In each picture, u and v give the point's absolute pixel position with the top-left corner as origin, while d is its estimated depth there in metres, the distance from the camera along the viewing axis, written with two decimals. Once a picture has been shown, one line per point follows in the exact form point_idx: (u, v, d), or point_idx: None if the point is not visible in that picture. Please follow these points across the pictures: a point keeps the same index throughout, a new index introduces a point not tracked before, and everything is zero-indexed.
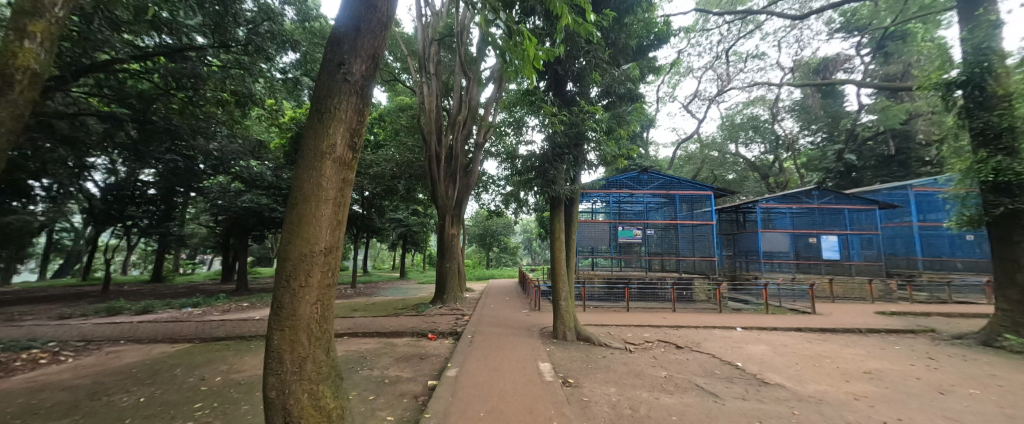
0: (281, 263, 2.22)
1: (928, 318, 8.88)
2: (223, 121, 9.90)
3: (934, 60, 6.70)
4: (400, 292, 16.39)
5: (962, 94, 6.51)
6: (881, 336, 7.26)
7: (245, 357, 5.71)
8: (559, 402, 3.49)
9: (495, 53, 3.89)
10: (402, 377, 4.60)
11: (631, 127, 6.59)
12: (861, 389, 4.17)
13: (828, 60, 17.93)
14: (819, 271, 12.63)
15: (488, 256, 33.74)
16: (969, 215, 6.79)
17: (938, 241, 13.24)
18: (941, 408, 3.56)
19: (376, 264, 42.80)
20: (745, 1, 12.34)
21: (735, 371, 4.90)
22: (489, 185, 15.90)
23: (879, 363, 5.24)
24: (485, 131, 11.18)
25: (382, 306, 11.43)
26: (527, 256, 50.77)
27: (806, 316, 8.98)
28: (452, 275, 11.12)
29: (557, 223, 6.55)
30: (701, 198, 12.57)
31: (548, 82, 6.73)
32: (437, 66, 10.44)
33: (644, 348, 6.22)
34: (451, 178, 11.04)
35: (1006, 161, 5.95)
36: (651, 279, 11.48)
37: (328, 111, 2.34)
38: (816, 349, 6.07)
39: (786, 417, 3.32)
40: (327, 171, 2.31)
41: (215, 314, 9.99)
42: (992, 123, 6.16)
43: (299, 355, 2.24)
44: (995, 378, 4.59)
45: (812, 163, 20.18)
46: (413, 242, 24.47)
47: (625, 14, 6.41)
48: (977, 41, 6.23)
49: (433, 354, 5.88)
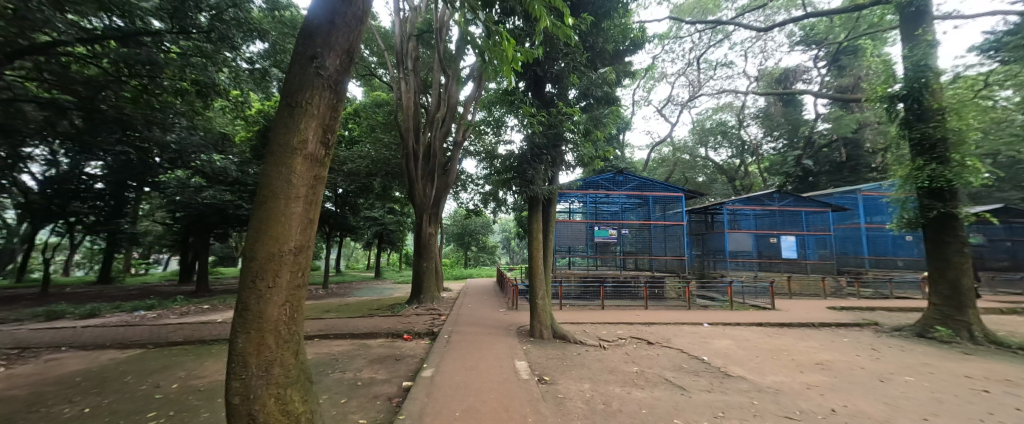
0: (247, 263, 2.14)
1: (873, 312, 9.66)
2: (183, 112, 9.33)
3: (880, 74, 7.31)
4: (374, 292, 16.01)
5: (903, 106, 7.10)
6: (833, 329, 7.81)
7: (205, 362, 5.40)
8: (534, 400, 3.53)
9: (474, 52, 3.90)
10: (376, 379, 4.50)
11: (607, 130, 6.75)
12: (812, 379, 4.49)
13: (789, 71, 19.10)
14: (779, 269, 13.42)
15: (466, 255, 33.51)
16: (908, 218, 7.41)
17: (882, 241, 14.41)
18: (882, 395, 3.90)
19: (349, 264, 41.54)
20: (715, 11, 12.96)
21: (701, 365, 5.14)
22: (467, 184, 15.81)
23: (830, 355, 5.65)
24: (465, 130, 11.03)
25: (356, 307, 11.13)
26: (506, 256, 50.78)
27: (766, 311, 9.54)
28: (430, 274, 10.97)
29: (535, 223, 6.61)
30: (673, 199, 13.04)
31: (528, 83, 6.74)
32: (415, 62, 10.23)
33: (617, 344, 6.41)
34: (429, 176, 10.84)
35: (939, 169, 6.56)
36: (626, 278, 11.79)
37: (299, 106, 2.28)
38: (774, 343, 6.48)
39: (745, 408, 3.53)
40: (298, 168, 2.25)
41: (171, 317, 9.38)
42: (927, 134, 6.76)
43: (265, 359, 2.16)
44: (927, 367, 5.08)
45: (774, 168, 21.44)
46: (389, 240, 23.93)
47: (603, 18, 6.54)
48: (916, 59, 6.82)
49: (408, 355, 5.79)
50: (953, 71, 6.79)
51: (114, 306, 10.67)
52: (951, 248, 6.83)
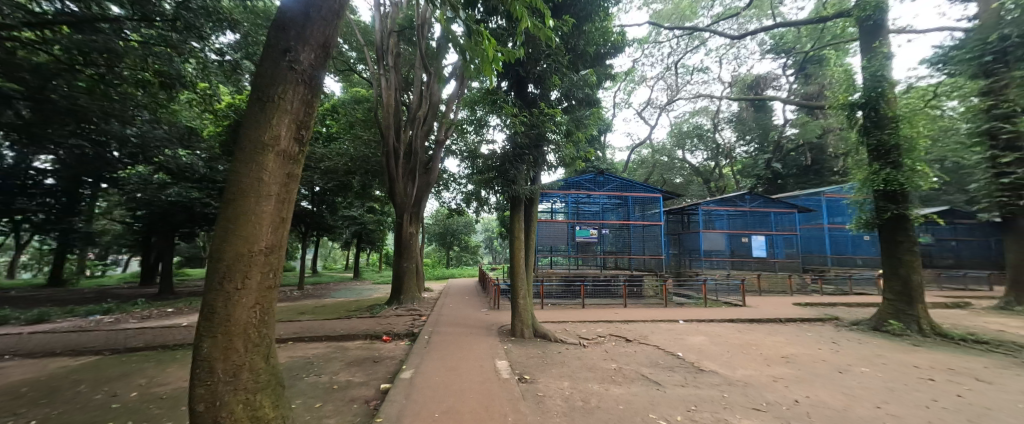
0: (213, 264, 2.06)
1: (835, 308, 10.24)
2: (145, 104, 8.76)
3: (842, 83, 7.75)
4: (353, 293, 15.63)
5: (861, 114, 7.54)
6: (798, 325, 8.22)
7: (168, 368, 5.12)
8: (515, 399, 3.55)
9: (455, 51, 3.87)
10: (353, 382, 4.40)
11: (589, 131, 6.83)
12: (779, 371, 4.70)
13: (760, 78, 19.97)
14: (750, 267, 14.01)
15: (448, 255, 33.26)
16: (866, 219, 7.88)
17: (843, 240, 15.31)
18: (841, 385, 4.14)
19: (326, 264, 40.37)
20: (692, 18, 13.38)
21: (676, 361, 5.30)
22: (449, 183, 15.69)
23: (796, 349, 5.95)
24: (447, 129, 10.94)
25: (333, 308, 10.84)
26: (488, 256, 50.63)
27: (737, 308, 9.95)
28: (411, 274, 10.81)
29: (516, 223, 6.63)
30: (651, 200, 13.37)
31: (510, 83, 6.74)
32: (396, 59, 10.05)
33: (596, 342, 6.52)
34: (410, 175, 10.67)
35: (893, 173, 7.00)
36: (606, 277, 12.01)
37: (271, 101, 2.21)
38: (745, 338, 6.77)
39: (716, 400, 3.67)
40: (269, 165, 2.19)
41: (131, 322, 8.83)
42: (883, 140, 7.21)
43: (234, 364, 2.10)
44: (881, 358, 5.43)
45: (746, 170, 22.37)
46: (368, 240, 23.42)
47: (584, 21, 6.64)
48: (874, 69, 7.26)
49: (386, 357, 5.69)
50: (906, 82, 7.28)
51: (67, 310, 9.95)
52: (902, 248, 7.34)
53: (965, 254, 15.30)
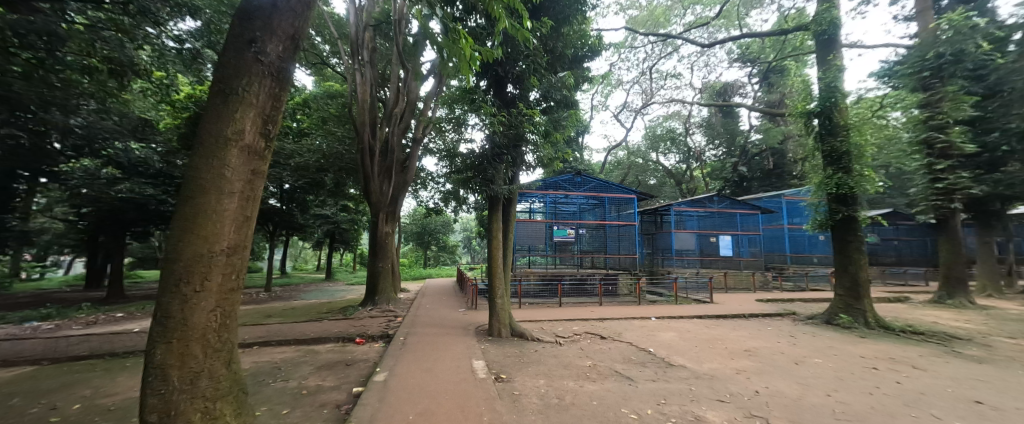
0: (169, 265, 1.97)
1: (793, 303, 10.90)
2: (92, 93, 8.01)
3: (800, 92, 8.25)
4: (325, 294, 15.10)
5: (817, 122, 8.08)
6: (761, 320, 8.69)
7: (117, 377, 4.76)
8: (490, 398, 3.55)
9: (433, 48, 3.82)
10: (324, 386, 4.26)
11: (566, 132, 6.91)
12: (742, 364, 4.96)
13: (728, 85, 20.94)
14: (717, 266, 14.68)
15: (426, 255, 32.76)
16: (820, 220, 8.40)
17: (801, 240, 16.33)
18: (796, 376, 4.42)
19: (296, 264, 38.72)
20: (666, 25, 13.88)
21: (648, 356, 5.47)
22: (427, 182, 15.44)
23: (757, 342, 6.28)
24: (425, 127, 10.77)
25: (303, 310, 10.42)
26: (467, 255, 50.28)
27: (706, 305, 10.40)
28: (386, 275, 10.58)
29: (494, 222, 6.62)
30: (626, 201, 13.72)
31: (489, 82, 6.72)
32: (372, 54, 9.77)
33: (572, 340, 6.62)
34: (387, 173, 10.42)
35: (844, 178, 7.55)
36: (582, 276, 12.22)
37: (234, 93, 2.14)
38: (712, 333, 7.08)
39: (685, 393, 3.82)
40: (232, 160, 2.13)
41: (75, 329, 8.11)
42: (836, 147, 7.74)
43: (190, 371, 2.02)
44: (833, 349, 5.83)
45: (715, 173, 23.41)
46: (341, 240, 22.68)
47: (563, 23, 6.73)
48: (828, 80, 7.78)
49: (359, 359, 5.53)
50: (856, 93, 7.87)
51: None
52: (852, 247, 7.91)
53: (905, 252, 16.70)
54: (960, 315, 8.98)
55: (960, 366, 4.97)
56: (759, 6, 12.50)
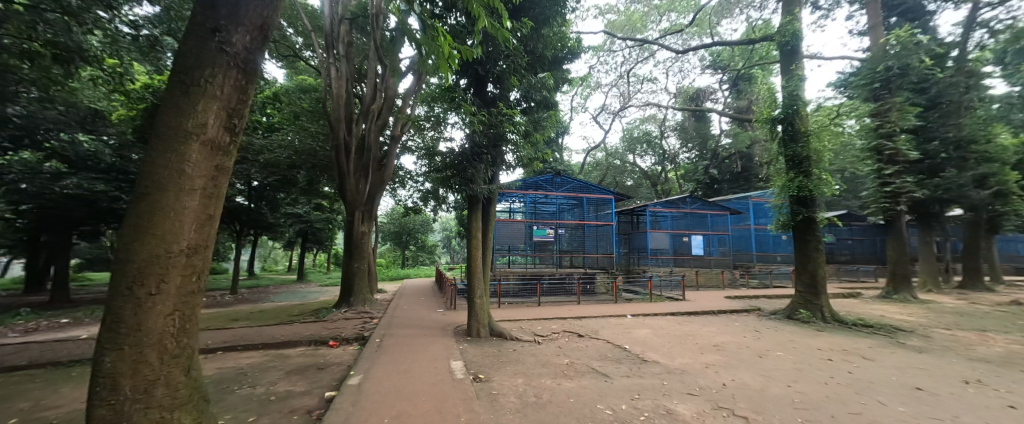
0: (121, 267, 1.87)
1: (759, 300, 11.47)
2: (32, 80, 7.28)
3: (766, 99, 8.70)
4: (297, 296, 14.52)
5: (781, 128, 8.54)
6: (729, 316, 9.07)
7: (61, 389, 4.38)
8: (468, 399, 3.53)
9: (411, 45, 3.76)
10: (294, 392, 4.10)
11: (546, 133, 6.95)
12: (711, 358, 5.18)
13: (700, 90, 21.76)
14: (690, 264, 15.25)
15: (404, 255, 32.18)
16: (783, 220, 8.87)
17: (767, 240, 17.21)
18: (760, 368, 4.66)
19: (265, 265, 36.93)
20: (642, 30, 14.26)
21: (623, 353, 5.61)
22: (405, 180, 15.14)
23: (725, 338, 6.57)
24: (403, 125, 10.57)
25: (272, 313, 9.99)
26: (446, 255, 49.69)
27: (678, 302, 10.78)
28: (362, 275, 10.30)
29: (474, 222, 6.59)
30: (604, 201, 13.98)
31: (469, 81, 6.69)
32: (348, 48, 9.48)
33: (550, 338, 6.70)
34: (363, 171, 10.12)
35: (804, 181, 8.04)
36: (561, 275, 12.36)
37: (196, 85, 2.06)
38: (684, 329, 7.34)
39: (658, 388, 3.95)
40: (193, 156, 2.05)
41: (10, 337, 7.41)
42: (798, 152, 8.22)
43: (145, 380, 1.92)
44: (794, 343, 6.17)
45: (688, 175, 24.28)
46: (314, 240, 21.86)
47: (543, 25, 6.77)
48: (791, 89, 8.25)
49: (332, 363, 5.36)
50: (816, 102, 8.37)
51: None
52: (812, 245, 8.41)
53: (858, 251, 17.94)
54: (905, 309, 9.72)
55: (905, 356, 5.39)
56: (729, 15, 13.06)
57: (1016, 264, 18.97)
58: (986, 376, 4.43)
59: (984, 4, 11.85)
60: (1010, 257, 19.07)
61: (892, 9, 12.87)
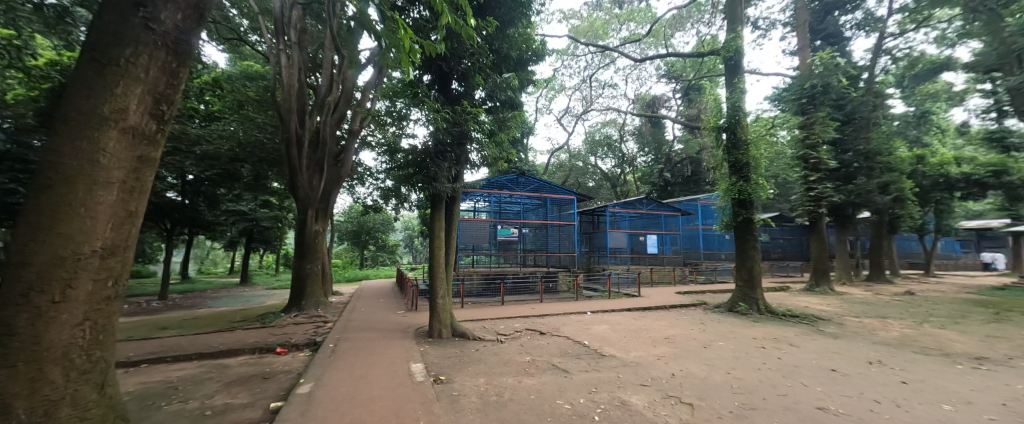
0: (16, 269, 1.78)
1: (705, 295, 12.34)
2: None
3: (713, 109, 9.40)
4: (239, 301, 13.34)
5: (725, 136, 9.28)
6: (679, 310, 9.68)
7: None
8: (428, 401, 3.46)
9: (372, 37, 3.64)
10: (233, 404, 3.77)
11: (511, 133, 6.96)
12: (663, 351, 5.50)
13: (656, 98, 22.99)
14: (645, 262, 16.07)
15: (362, 255, 30.79)
16: (726, 221, 9.61)
17: (713, 239, 18.57)
18: (705, 358, 5.03)
19: (203, 267, 33.54)
20: (604, 37, 14.79)
21: (583, 348, 5.79)
22: (364, 177, 14.48)
23: (676, 331, 7.01)
24: (363, 119, 10.13)
25: (210, 320, 9.12)
26: (408, 255, 48.25)
27: (634, 299, 11.31)
28: (315, 277, 9.73)
29: (436, 221, 6.45)
30: (567, 202, 14.29)
31: (433, 77, 6.57)
32: (301, 35, 8.88)
33: (512, 337, 6.74)
34: (317, 166, 9.53)
35: (744, 186, 8.81)
36: (524, 274, 12.48)
37: (115, 65, 2.02)
38: (639, 324, 7.73)
39: (614, 381, 4.11)
40: (110, 143, 2.02)
41: None
42: (739, 159, 8.97)
43: (46, 400, 1.84)
44: (735, 334, 6.72)
45: (644, 177, 25.54)
46: (261, 240, 20.22)
47: (508, 25, 6.79)
48: (734, 100, 8.99)
49: (279, 371, 5.00)
50: (754, 113, 9.19)
51: None
52: (750, 244, 9.17)
53: (788, 249, 19.90)
54: (825, 300, 10.94)
55: (824, 342, 6.07)
56: (682, 29, 13.93)
57: (910, 260, 22.05)
58: (885, 356, 5.12)
59: (888, 35, 13.65)
60: (906, 254, 22.11)
61: (817, 33, 14.43)
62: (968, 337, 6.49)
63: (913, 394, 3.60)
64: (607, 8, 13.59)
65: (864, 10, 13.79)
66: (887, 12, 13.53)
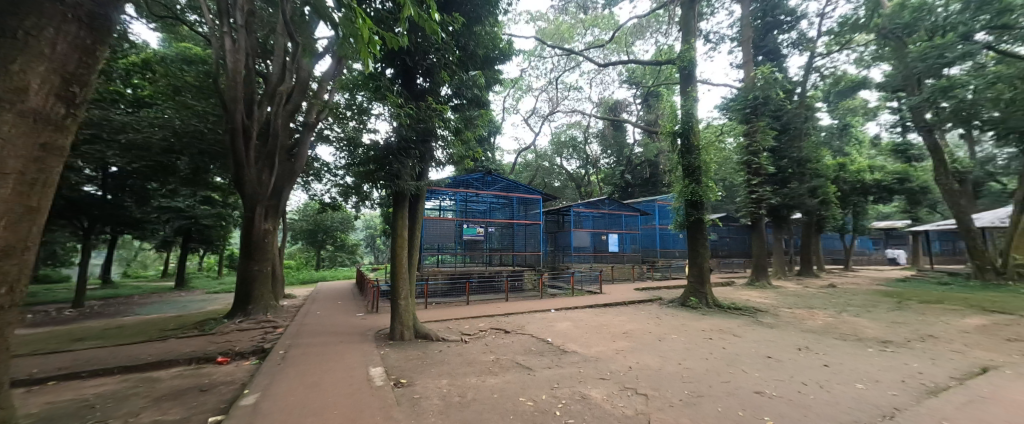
0: None
1: (661, 291, 13.04)
2: None
3: (669, 115, 9.95)
4: (173, 307, 12.07)
5: (680, 141, 9.85)
6: (637, 306, 10.14)
7: None
8: (386, 406, 3.35)
9: (330, 26, 3.47)
10: (164, 421, 3.41)
11: (478, 131, 6.89)
12: (622, 345, 5.73)
13: (619, 102, 23.90)
14: (606, 260, 16.67)
15: (319, 255, 29.17)
16: (680, 220, 10.22)
17: (668, 237, 19.67)
18: (660, 350, 5.31)
19: (131, 271, 30.04)
20: (570, 41, 15.13)
21: (546, 346, 5.88)
22: (321, 173, 13.68)
23: (634, 325, 7.34)
24: (319, 111, 9.57)
25: (137, 329, 8.17)
26: (370, 255, 46.42)
27: (596, 296, 11.70)
28: (264, 280, 9.05)
29: (400, 220, 6.25)
30: (533, 201, 14.45)
31: (396, 71, 6.35)
32: (249, 18, 8.22)
33: (477, 337, 6.70)
34: (267, 160, 8.87)
35: (696, 188, 9.45)
36: (490, 273, 12.45)
37: (10, 36, 1.81)
38: (600, 320, 8.00)
39: (575, 376, 4.22)
40: (4, 127, 1.80)
41: None
42: (692, 163, 9.59)
43: None
44: (687, 326, 7.15)
45: (607, 179, 26.50)
46: (201, 240, 18.44)
47: (475, 23, 6.74)
48: (687, 108, 9.57)
49: (220, 382, 4.59)
50: (705, 120, 9.84)
51: None
52: (702, 242, 9.80)
53: (734, 247, 21.56)
54: (765, 293, 11.97)
55: (763, 331, 6.66)
56: (642, 37, 14.61)
57: (833, 256, 24.78)
58: (813, 343, 5.70)
59: (817, 54, 15.20)
60: (830, 251, 24.82)
61: (759, 49, 15.75)
62: (877, 323, 7.42)
63: (833, 375, 4.06)
64: (572, 12, 13.91)
65: (798, 30, 15.27)
66: (817, 34, 15.06)
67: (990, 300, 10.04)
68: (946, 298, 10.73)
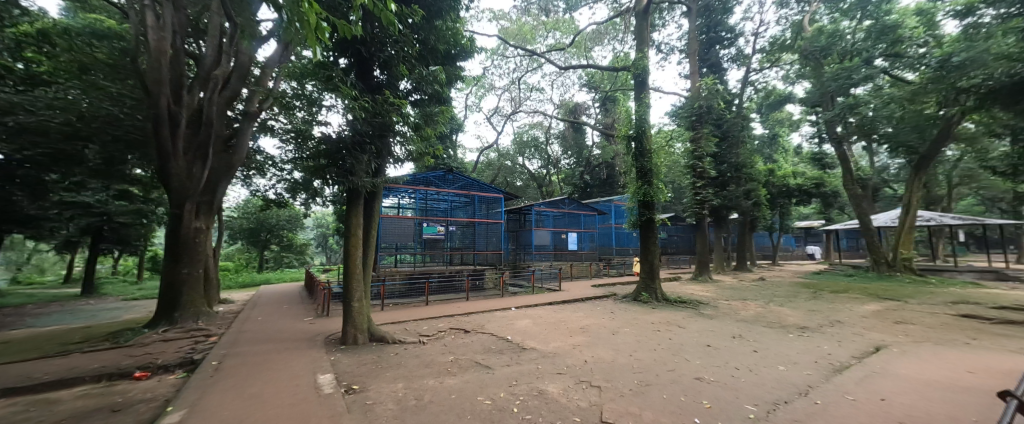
0: None
1: (616, 287, 13.64)
2: None
3: (624, 119, 10.44)
4: (79, 317, 10.45)
5: (633, 144, 10.36)
6: (594, 302, 10.52)
7: None
8: (335, 414, 3.17)
9: (273, 9, 3.19)
10: None
11: (438, 128, 6.74)
12: (579, 340, 5.91)
13: (578, 105, 24.62)
14: (565, 258, 17.12)
15: (262, 256, 26.91)
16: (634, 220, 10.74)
17: (622, 235, 20.62)
18: (613, 343, 5.55)
19: (24, 276, 25.67)
20: (532, 42, 15.32)
21: (505, 344, 5.91)
22: (265, 167, 12.61)
23: (590, 320, 7.61)
24: (263, 99, 8.79)
25: (30, 343, 6.98)
26: (321, 255, 43.78)
27: (555, 293, 11.97)
28: (195, 284, 8.17)
29: (354, 219, 5.93)
30: (494, 200, 14.44)
31: (351, 62, 6.02)
32: None
33: (435, 338, 6.55)
34: (200, 150, 7.99)
35: (649, 189, 10.01)
36: (450, 273, 12.25)
37: None
38: (558, 317, 8.19)
39: (533, 373, 4.28)
40: None
41: None
42: (645, 165, 10.14)
43: None
44: (639, 320, 7.54)
45: (567, 179, 27.22)
46: (116, 239, 16.19)
47: (435, 16, 6.58)
48: (640, 113, 10.08)
49: (138, 401, 4.06)
50: (657, 125, 10.42)
51: None
52: (652, 240, 10.40)
53: (681, 245, 23.18)
54: (707, 287, 12.97)
55: (705, 322, 7.20)
56: (601, 43, 15.16)
57: (764, 252, 27.54)
58: (746, 331, 6.27)
59: (752, 70, 16.75)
60: (762, 247, 27.56)
61: (704, 62, 16.99)
62: (798, 311, 8.36)
63: (760, 359, 4.50)
64: (534, 14, 14.07)
65: (737, 47, 16.70)
66: (752, 51, 16.59)
67: (884, 289, 11.73)
68: (851, 288, 12.37)
